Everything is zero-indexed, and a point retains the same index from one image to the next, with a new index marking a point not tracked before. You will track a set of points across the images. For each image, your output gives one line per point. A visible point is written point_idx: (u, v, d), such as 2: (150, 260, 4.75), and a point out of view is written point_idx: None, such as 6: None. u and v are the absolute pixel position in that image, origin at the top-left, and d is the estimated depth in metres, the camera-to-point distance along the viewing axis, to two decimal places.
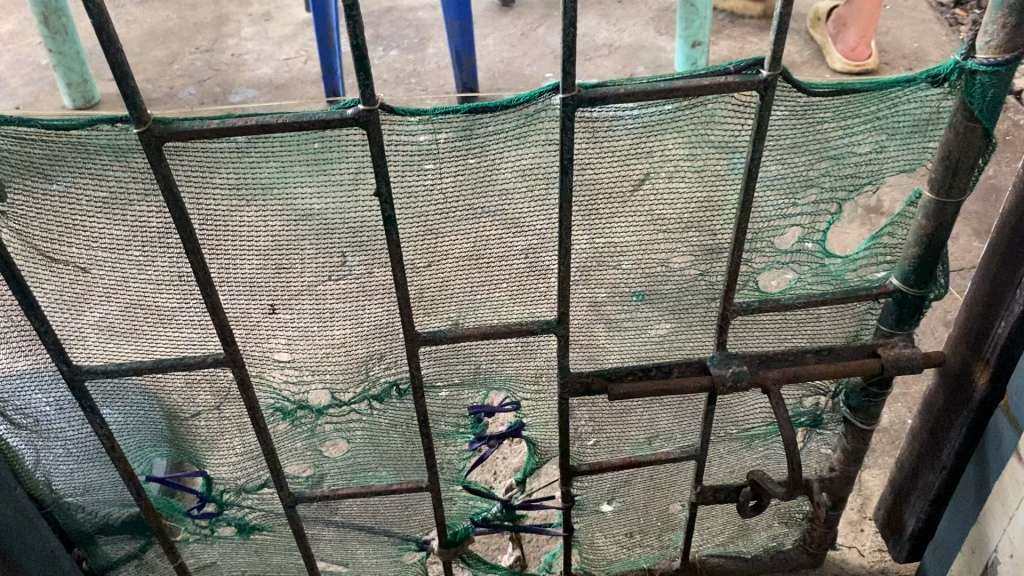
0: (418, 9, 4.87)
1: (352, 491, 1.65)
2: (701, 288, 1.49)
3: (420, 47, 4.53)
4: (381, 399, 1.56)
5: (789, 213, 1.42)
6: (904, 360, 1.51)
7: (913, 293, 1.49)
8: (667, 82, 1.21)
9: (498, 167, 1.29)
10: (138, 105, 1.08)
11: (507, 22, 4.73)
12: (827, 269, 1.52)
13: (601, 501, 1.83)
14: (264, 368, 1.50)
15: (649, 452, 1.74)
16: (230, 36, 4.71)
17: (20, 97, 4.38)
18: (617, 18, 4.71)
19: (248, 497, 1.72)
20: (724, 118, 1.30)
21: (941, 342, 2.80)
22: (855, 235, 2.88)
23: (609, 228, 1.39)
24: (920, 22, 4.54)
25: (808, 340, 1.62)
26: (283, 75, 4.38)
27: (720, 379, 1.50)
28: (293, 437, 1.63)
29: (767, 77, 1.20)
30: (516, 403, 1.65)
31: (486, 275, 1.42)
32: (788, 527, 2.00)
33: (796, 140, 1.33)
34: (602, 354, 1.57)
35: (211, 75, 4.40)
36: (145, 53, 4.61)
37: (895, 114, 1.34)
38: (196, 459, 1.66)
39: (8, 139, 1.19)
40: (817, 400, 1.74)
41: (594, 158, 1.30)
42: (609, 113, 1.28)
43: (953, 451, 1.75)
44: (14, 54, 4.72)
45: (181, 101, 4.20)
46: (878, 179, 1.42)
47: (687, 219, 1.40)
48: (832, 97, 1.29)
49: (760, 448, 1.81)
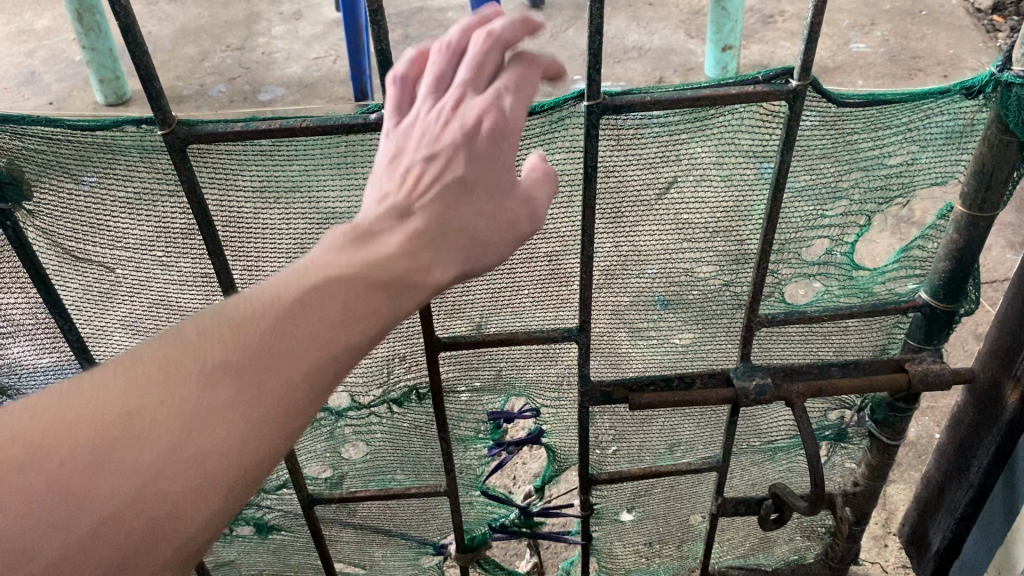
0: (448, 9, 4.87)
1: (369, 493, 1.69)
2: (726, 298, 1.48)
3: None
4: (400, 404, 1.57)
5: (816, 225, 1.40)
6: (932, 377, 1.48)
7: (942, 309, 1.45)
8: (694, 90, 1.20)
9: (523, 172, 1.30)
10: (164, 107, 1.09)
11: (537, 24, 4.72)
12: (854, 282, 1.50)
13: (621, 510, 1.82)
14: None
15: (670, 461, 1.72)
16: (261, 34, 4.74)
17: (54, 91, 4.44)
18: (647, 20, 4.68)
19: (268, 497, 1.74)
20: (752, 126, 1.29)
21: (970, 354, 2.76)
22: (887, 246, 2.83)
23: (635, 235, 1.38)
24: (956, 28, 4.46)
25: (835, 353, 1.60)
26: (312, 74, 4.39)
27: (743, 391, 1.48)
28: (313, 438, 1.63)
29: (796, 87, 1.18)
30: (537, 410, 1.64)
31: (509, 279, 1.41)
32: (810, 540, 1.98)
33: (826, 149, 1.31)
34: (624, 361, 1.55)
35: (241, 73, 4.43)
36: (177, 50, 4.65)
37: (928, 126, 1.32)
38: None
39: (36, 139, 1.19)
40: (843, 414, 1.72)
41: (620, 166, 1.29)
42: (635, 121, 1.25)
43: (981, 469, 1.71)
44: (49, 50, 4.78)
45: (211, 99, 4.24)
46: (910, 191, 1.39)
47: (713, 227, 1.38)
48: (863, 108, 1.27)
49: (783, 461, 1.79)
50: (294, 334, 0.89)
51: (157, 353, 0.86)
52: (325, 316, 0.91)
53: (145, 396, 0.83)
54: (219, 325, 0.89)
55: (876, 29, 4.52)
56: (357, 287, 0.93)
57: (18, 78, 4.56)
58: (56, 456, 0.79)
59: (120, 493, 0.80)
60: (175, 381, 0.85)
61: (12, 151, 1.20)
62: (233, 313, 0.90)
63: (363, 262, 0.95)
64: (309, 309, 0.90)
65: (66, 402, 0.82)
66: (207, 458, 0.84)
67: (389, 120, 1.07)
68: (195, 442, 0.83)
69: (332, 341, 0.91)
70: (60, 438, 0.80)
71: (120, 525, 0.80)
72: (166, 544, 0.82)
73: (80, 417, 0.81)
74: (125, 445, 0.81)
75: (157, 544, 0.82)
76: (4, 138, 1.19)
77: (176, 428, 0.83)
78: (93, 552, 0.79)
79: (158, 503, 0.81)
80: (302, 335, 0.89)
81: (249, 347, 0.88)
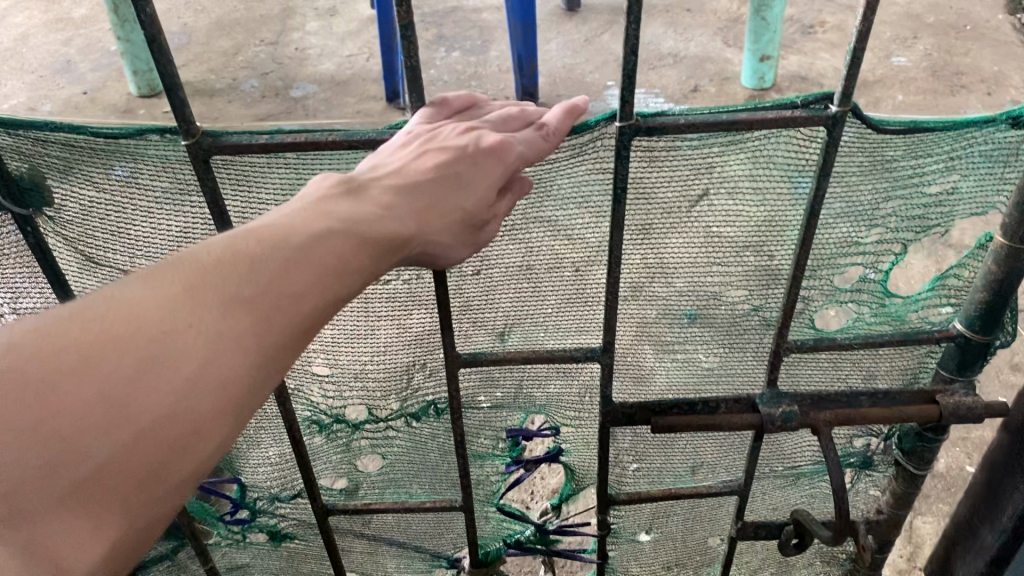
0: (483, 10, 4.84)
1: (385, 506, 1.67)
2: (754, 324, 1.45)
3: (483, 49, 4.50)
4: (417, 417, 1.57)
5: (851, 251, 1.36)
6: (964, 411, 1.44)
7: (977, 339, 1.41)
8: (729, 113, 1.17)
9: (555, 182, 1.28)
10: (189, 117, 1.09)
11: (573, 27, 4.68)
12: (888, 308, 1.46)
13: (638, 530, 1.80)
14: (304, 380, 1.52)
15: (691, 483, 1.69)
16: (295, 29, 4.74)
17: (88, 81, 4.46)
18: (684, 27, 4.62)
19: (282, 505, 1.75)
20: (787, 152, 1.24)
21: (1005, 385, 2.70)
22: (922, 270, 2.77)
23: (663, 248, 1.34)
24: (1002, 44, 4.36)
25: (864, 379, 1.56)
26: (345, 71, 4.39)
27: (768, 418, 1.46)
28: (329, 450, 1.64)
29: (836, 113, 1.15)
30: (556, 428, 1.64)
31: (536, 288, 1.40)
32: (829, 565, 1.94)
33: (861, 176, 1.28)
34: (648, 378, 1.52)
35: (274, 69, 4.43)
36: (212, 43, 4.66)
37: (970, 155, 1.30)
38: (231, 464, 1.69)
39: (59, 145, 1.18)
40: (868, 442, 1.69)
41: (651, 182, 1.26)
42: (669, 138, 1.23)
43: (1015, 512, 1.66)
44: (85, 39, 4.81)
45: (243, 94, 4.25)
46: (948, 222, 1.37)
47: (741, 249, 1.35)
48: (903, 135, 1.25)
49: (806, 485, 1.75)
50: (299, 277, 0.97)
51: (181, 279, 0.92)
52: (325, 262, 0.99)
53: (170, 319, 0.90)
54: (232, 259, 0.95)
55: (919, 42, 4.43)
56: (355, 243, 1.01)
57: (54, 66, 4.59)
58: (94, 370, 0.86)
59: (154, 409, 0.87)
60: (198, 311, 0.91)
61: (37, 157, 1.20)
62: (247, 247, 0.96)
63: (357, 215, 1.03)
64: (312, 253, 0.98)
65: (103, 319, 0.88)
66: (226, 383, 0.91)
67: (414, 115, 1.18)
68: (214, 370, 0.91)
69: (328, 286, 0.99)
70: (97, 356, 0.86)
71: (154, 437, 0.88)
72: (186, 461, 0.90)
73: (116, 336, 0.87)
74: (158, 368, 0.88)
75: (180, 460, 0.90)
76: (29, 141, 1.19)
77: (199, 354, 0.90)
78: (122, 465, 0.86)
79: (185, 422, 0.89)
80: (306, 278, 0.97)
81: (265, 287, 0.95)
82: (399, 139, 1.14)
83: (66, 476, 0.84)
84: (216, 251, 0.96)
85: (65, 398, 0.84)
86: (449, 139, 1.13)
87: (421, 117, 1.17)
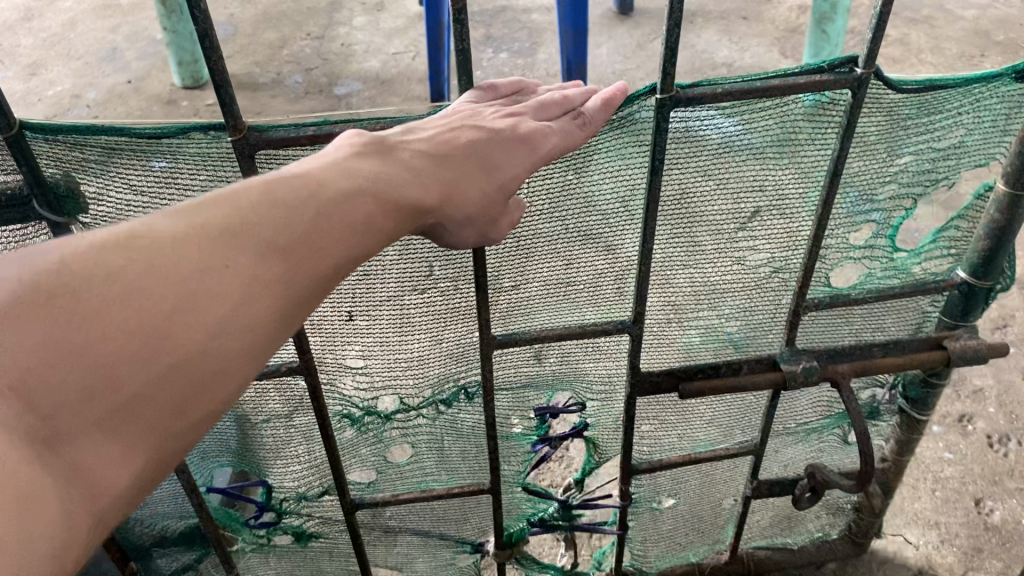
0: (532, 10, 4.78)
1: (412, 497, 1.73)
2: (774, 285, 1.56)
3: (532, 52, 4.43)
4: (449, 403, 1.61)
5: (867, 208, 1.49)
6: (970, 353, 1.65)
7: (980, 285, 1.59)
8: (761, 81, 1.26)
9: (588, 176, 1.34)
10: (235, 113, 1.06)
11: (624, 32, 4.60)
12: (895, 263, 1.60)
13: (658, 498, 1.97)
14: (337, 375, 1.53)
15: (708, 448, 1.86)
16: (342, 24, 4.70)
17: (133, 70, 4.46)
18: (740, 36, 4.52)
19: (308, 505, 1.71)
20: (813, 116, 1.34)
21: None
22: None
23: (693, 226, 1.45)
24: None
25: (874, 331, 1.71)
26: (390, 71, 4.34)
27: (791, 374, 1.61)
28: (358, 445, 1.67)
29: (861, 75, 1.26)
30: (581, 403, 1.73)
31: (567, 281, 1.48)
32: (836, 516, 2.19)
33: (880, 136, 1.39)
34: (671, 351, 1.64)
35: (319, 64, 4.40)
36: (257, 35, 4.65)
37: (979, 108, 1.42)
38: (258, 469, 1.63)
39: (98, 148, 1.14)
40: (875, 393, 1.91)
41: (684, 157, 1.34)
42: (697, 115, 1.31)
43: None
44: (132, 27, 4.81)
45: (287, 89, 4.22)
46: (955, 174, 1.49)
47: (765, 223, 1.47)
48: (919, 93, 1.36)
49: (817, 441, 1.96)
50: (328, 233, 1.00)
51: (216, 218, 0.94)
52: (352, 220, 1.02)
53: (208, 260, 0.92)
54: (269, 204, 0.97)
55: (986, 61, 4.27)
56: (382, 202, 1.05)
57: (100, 54, 4.60)
58: (136, 300, 0.87)
59: (188, 345, 0.89)
60: (236, 252, 0.94)
61: (74, 163, 1.15)
62: (282, 193, 0.98)
63: (384, 175, 1.06)
64: (341, 210, 1.01)
65: (143, 251, 0.89)
66: (255, 328, 0.94)
67: (462, 98, 1.26)
68: (245, 315, 0.93)
69: (355, 245, 1.02)
70: (138, 286, 0.87)
71: (186, 371, 0.90)
72: (211, 398, 0.92)
73: (156, 270, 0.89)
74: (194, 307, 0.90)
75: (206, 398, 0.92)
76: (65, 147, 1.14)
77: (235, 298, 0.93)
78: (156, 397, 0.88)
79: (216, 361, 0.92)
80: (335, 236, 1.00)
81: (298, 236, 0.98)
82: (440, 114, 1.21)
83: (101, 405, 0.85)
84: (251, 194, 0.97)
85: (106, 328, 0.85)
86: (489, 122, 1.19)
87: (467, 97, 1.25)
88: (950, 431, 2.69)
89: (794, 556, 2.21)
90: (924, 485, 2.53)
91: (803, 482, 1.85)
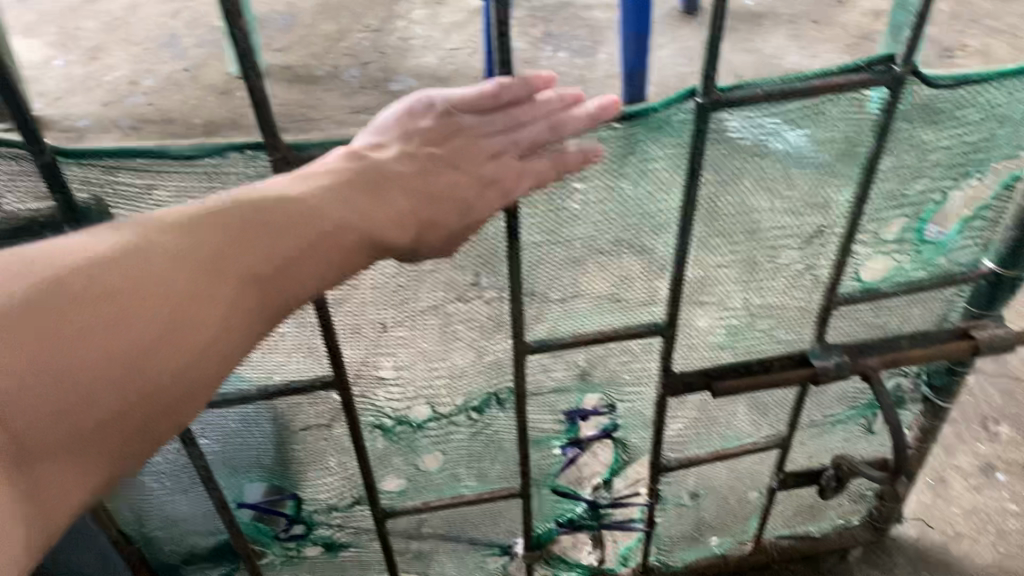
0: (595, 7, 4.69)
1: (444, 502, 1.71)
2: (805, 283, 1.54)
3: (592, 52, 4.33)
4: (481, 410, 1.58)
5: (899, 204, 1.47)
6: (999, 341, 1.68)
7: (1008, 275, 1.61)
8: (802, 81, 1.25)
9: (623, 182, 1.30)
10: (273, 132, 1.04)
11: (688, 33, 4.49)
12: (922, 256, 1.57)
13: (684, 494, 1.96)
14: (367, 385, 1.48)
15: (737, 443, 1.84)
16: (401, 17, 4.67)
17: (190, 57, 4.48)
18: (810, 41, 4.37)
19: (337, 515, 1.68)
20: (847, 115, 1.30)
21: None
22: None
23: (728, 229, 1.42)
24: None
25: (899, 322, 1.68)
26: (446, 67, 4.28)
27: (823, 369, 1.62)
28: (390, 454, 1.62)
29: (899, 74, 1.25)
30: (611, 405, 1.69)
31: (600, 289, 1.43)
32: (857, 502, 2.21)
33: (912, 132, 1.37)
34: (704, 351, 1.61)
35: (376, 58, 4.37)
36: (315, 26, 4.65)
37: (1012, 104, 1.39)
38: (289, 483, 1.58)
39: (131, 172, 1.11)
40: (899, 382, 1.91)
41: (723, 158, 1.31)
42: (740, 117, 1.27)
43: None
44: (192, 13, 4.84)
45: (342, 83, 4.19)
46: (985, 165, 1.47)
47: (797, 227, 1.45)
48: (951, 89, 1.33)
49: (840, 430, 1.94)
50: (309, 266, 1.07)
51: (200, 245, 1.01)
52: (338, 252, 1.08)
53: (189, 292, 0.99)
54: (254, 235, 1.03)
55: None
56: (363, 240, 1.10)
57: (159, 40, 4.62)
58: (122, 328, 0.94)
59: (162, 376, 0.97)
60: (215, 282, 1.01)
61: (104, 185, 1.12)
62: (268, 225, 1.04)
63: (373, 210, 1.10)
64: (329, 241, 1.07)
65: (124, 279, 0.95)
66: (222, 361, 1.02)
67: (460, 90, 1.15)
68: (216, 348, 1.01)
69: (332, 278, 1.09)
70: (117, 312, 0.94)
71: (155, 400, 0.97)
72: (171, 423, 1.00)
73: (139, 298, 0.95)
74: (169, 339, 0.97)
75: (164, 424, 1.00)
76: (97, 171, 1.11)
77: (210, 333, 1.00)
78: (123, 421, 0.96)
79: (182, 391, 0.99)
80: (315, 271, 1.07)
81: (277, 268, 1.05)
82: (421, 103, 1.16)
83: (72, 427, 0.92)
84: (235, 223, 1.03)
85: (92, 354, 0.92)
86: (473, 151, 1.15)
87: (464, 93, 1.15)
88: (1015, 480, 2.51)
89: (816, 544, 2.23)
90: (985, 537, 2.38)
91: (829, 473, 1.94)
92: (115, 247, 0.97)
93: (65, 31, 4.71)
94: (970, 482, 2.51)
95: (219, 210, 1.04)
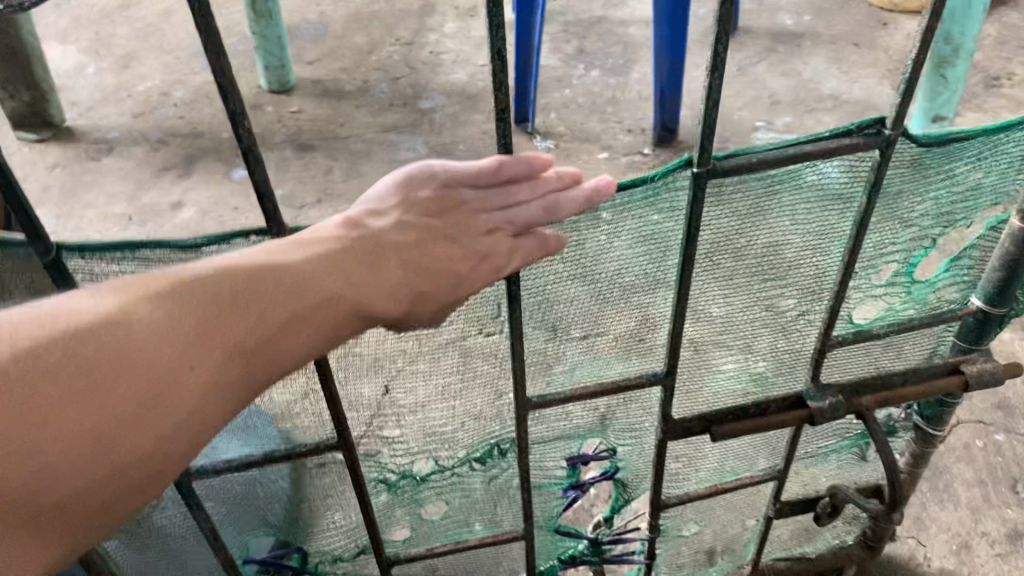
0: (630, 23, 4.64)
1: (449, 548, 1.69)
2: (801, 325, 1.48)
3: (624, 70, 4.27)
4: (483, 461, 1.57)
5: (891, 250, 1.43)
6: (987, 376, 1.58)
7: (995, 313, 1.54)
8: (796, 146, 1.20)
9: (617, 240, 1.26)
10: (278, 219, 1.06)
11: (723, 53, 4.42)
12: (913, 295, 1.52)
13: (684, 526, 1.91)
14: (371, 443, 1.50)
15: (734, 478, 1.79)
16: (433, 30, 4.66)
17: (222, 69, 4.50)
18: (850, 65, 4.28)
19: (343, 564, 1.69)
20: (839, 174, 1.25)
21: None
22: None
23: (727, 282, 1.37)
24: None
25: (892, 358, 1.64)
26: (476, 83, 4.24)
27: (818, 411, 1.54)
28: (395, 506, 1.61)
29: (889, 137, 1.19)
30: (612, 449, 1.65)
31: (596, 340, 1.40)
32: (851, 525, 2.12)
33: (903, 187, 1.32)
34: (699, 396, 1.57)
35: (406, 73, 4.35)
36: (347, 37, 4.65)
37: (997, 153, 1.36)
38: (297, 535, 1.59)
39: (135, 263, 1.13)
40: (891, 411, 1.87)
41: (718, 217, 1.26)
42: (738, 179, 1.22)
43: None
44: (225, 22, 4.86)
45: (372, 99, 4.18)
46: (972, 213, 1.43)
47: (800, 283, 1.40)
48: (943, 146, 1.28)
49: (833, 460, 1.89)
50: (295, 336, 1.05)
51: (185, 313, 0.99)
52: (327, 322, 1.08)
53: (175, 361, 0.97)
54: (244, 302, 1.02)
55: None
56: (347, 305, 1.09)
57: (192, 50, 4.65)
58: (104, 399, 0.92)
59: (142, 449, 0.95)
60: (200, 350, 0.99)
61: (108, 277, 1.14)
62: (256, 292, 1.03)
63: (360, 280, 1.10)
64: (315, 309, 1.06)
65: (110, 348, 0.93)
66: (201, 432, 1.00)
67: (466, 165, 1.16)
68: (196, 421, 0.99)
69: (319, 347, 1.08)
70: (98, 381, 0.92)
71: (131, 472, 0.95)
72: (144, 493, 0.98)
73: (126, 366, 0.93)
74: (149, 412, 0.95)
75: (138, 495, 0.97)
76: (100, 263, 1.13)
77: (190, 405, 0.98)
78: (96, 493, 0.93)
79: (158, 463, 0.97)
80: (299, 339, 1.06)
81: (264, 337, 1.03)
82: (421, 172, 1.17)
83: (43, 502, 0.89)
84: (224, 289, 1.02)
85: (71, 424, 0.90)
86: (471, 226, 1.16)
87: (470, 169, 1.16)
88: None
89: (811, 567, 2.14)
90: None
91: (824, 500, 1.87)
92: (104, 311, 0.94)
93: (99, 38, 4.76)
94: (995, 549, 2.45)
95: (209, 274, 1.02)
